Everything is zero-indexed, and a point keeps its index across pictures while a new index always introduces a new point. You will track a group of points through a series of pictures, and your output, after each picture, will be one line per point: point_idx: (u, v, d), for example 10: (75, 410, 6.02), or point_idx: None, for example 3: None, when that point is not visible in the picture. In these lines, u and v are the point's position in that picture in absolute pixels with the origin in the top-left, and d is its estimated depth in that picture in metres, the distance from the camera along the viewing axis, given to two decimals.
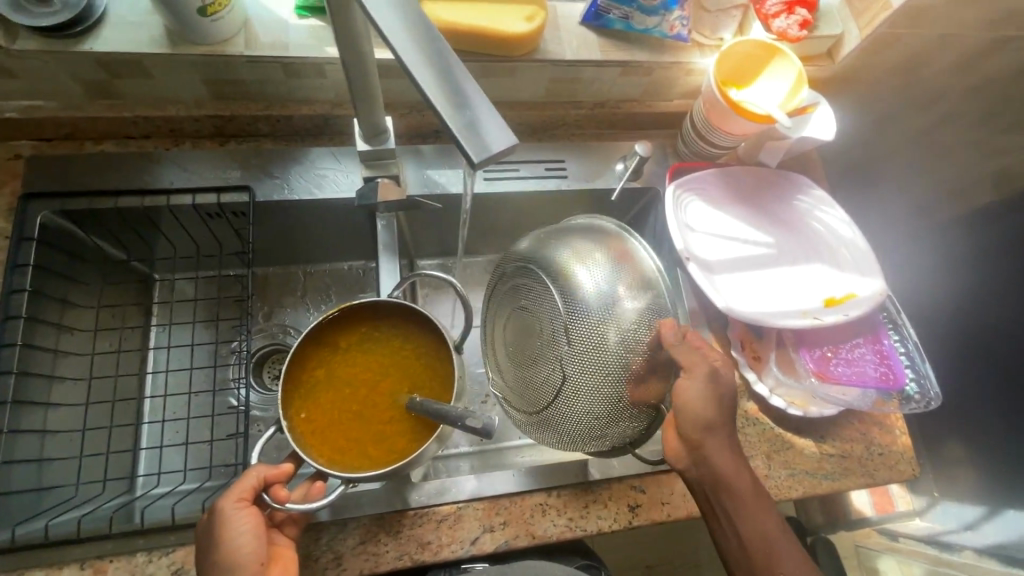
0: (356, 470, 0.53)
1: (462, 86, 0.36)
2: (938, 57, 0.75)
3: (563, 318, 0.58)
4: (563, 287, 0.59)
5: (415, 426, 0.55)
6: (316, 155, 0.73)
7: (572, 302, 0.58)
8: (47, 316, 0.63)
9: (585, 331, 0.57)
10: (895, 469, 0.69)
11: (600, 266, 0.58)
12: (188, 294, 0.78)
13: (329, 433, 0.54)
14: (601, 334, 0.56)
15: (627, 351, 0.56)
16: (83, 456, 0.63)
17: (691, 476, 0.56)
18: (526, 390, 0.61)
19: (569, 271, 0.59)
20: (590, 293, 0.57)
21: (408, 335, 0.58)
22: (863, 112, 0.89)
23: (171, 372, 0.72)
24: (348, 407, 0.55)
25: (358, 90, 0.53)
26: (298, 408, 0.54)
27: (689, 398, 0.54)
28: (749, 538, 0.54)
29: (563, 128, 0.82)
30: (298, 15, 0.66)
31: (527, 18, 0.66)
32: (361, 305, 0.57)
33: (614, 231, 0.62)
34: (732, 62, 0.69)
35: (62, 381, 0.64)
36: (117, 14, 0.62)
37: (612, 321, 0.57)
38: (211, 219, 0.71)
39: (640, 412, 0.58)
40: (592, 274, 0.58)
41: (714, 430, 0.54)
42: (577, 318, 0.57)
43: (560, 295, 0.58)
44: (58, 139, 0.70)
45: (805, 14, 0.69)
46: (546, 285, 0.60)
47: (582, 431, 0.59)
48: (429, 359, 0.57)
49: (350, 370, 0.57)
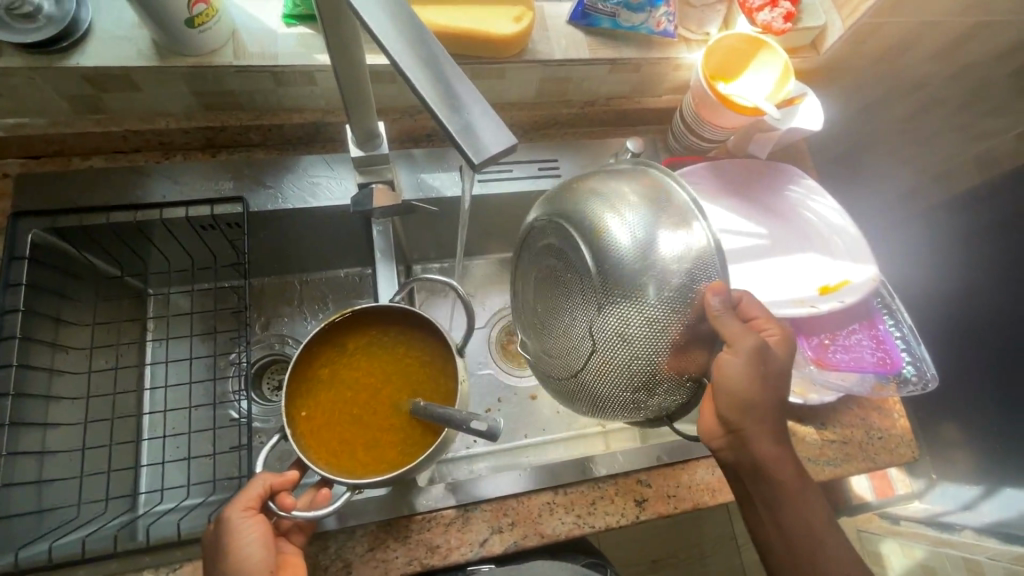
0: (351, 476, 0.52)
1: (455, 89, 0.36)
2: (920, 45, 0.76)
3: (594, 281, 0.53)
4: (594, 244, 0.53)
5: (417, 434, 0.55)
6: (308, 163, 0.72)
7: (603, 262, 0.52)
8: (41, 336, 0.62)
9: (616, 296, 0.51)
10: (895, 453, 0.70)
11: (635, 217, 0.51)
12: (183, 307, 0.78)
13: (326, 435, 0.54)
14: (635, 297, 0.50)
15: (661, 318, 0.49)
16: (83, 476, 0.62)
17: (728, 457, 0.55)
18: (558, 355, 0.58)
19: (601, 224, 0.52)
20: (623, 250, 0.51)
21: (412, 342, 0.58)
22: (849, 101, 0.90)
23: (170, 387, 0.72)
24: (349, 412, 0.55)
25: (350, 97, 0.53)
26: (298, 407, 0.54)
27: (729, 378, 0.51)
28: (784, 519, 0.54)
29: (554, 127, 0.83)
30: (286, 23, 0.65)
31: (516, 18, 0.66)
32: (365, 311, 0.57)
33: (656, 174, 0.54)
34: (717, 55, 0.70)
35: (59, 401, 0.63)
36: (103, 28, 0.61)
37: (646, 283, 0.50)
38: (205, 231, 0.70)
39: (677, 385, 0.52)
40: (627, 227, 0.51)
41: (755, 417, 0.52)
42: (610, 279, 0.51)
43: (591, 254, 0.53)
44: (46, 156, 0.69)
45: (788, 6, 0.70)
46: (577, 243, 0.54)
47: (615, 401, 0.55)
48: (432, 368, 0.57)
49: (352, 374, 0.56)
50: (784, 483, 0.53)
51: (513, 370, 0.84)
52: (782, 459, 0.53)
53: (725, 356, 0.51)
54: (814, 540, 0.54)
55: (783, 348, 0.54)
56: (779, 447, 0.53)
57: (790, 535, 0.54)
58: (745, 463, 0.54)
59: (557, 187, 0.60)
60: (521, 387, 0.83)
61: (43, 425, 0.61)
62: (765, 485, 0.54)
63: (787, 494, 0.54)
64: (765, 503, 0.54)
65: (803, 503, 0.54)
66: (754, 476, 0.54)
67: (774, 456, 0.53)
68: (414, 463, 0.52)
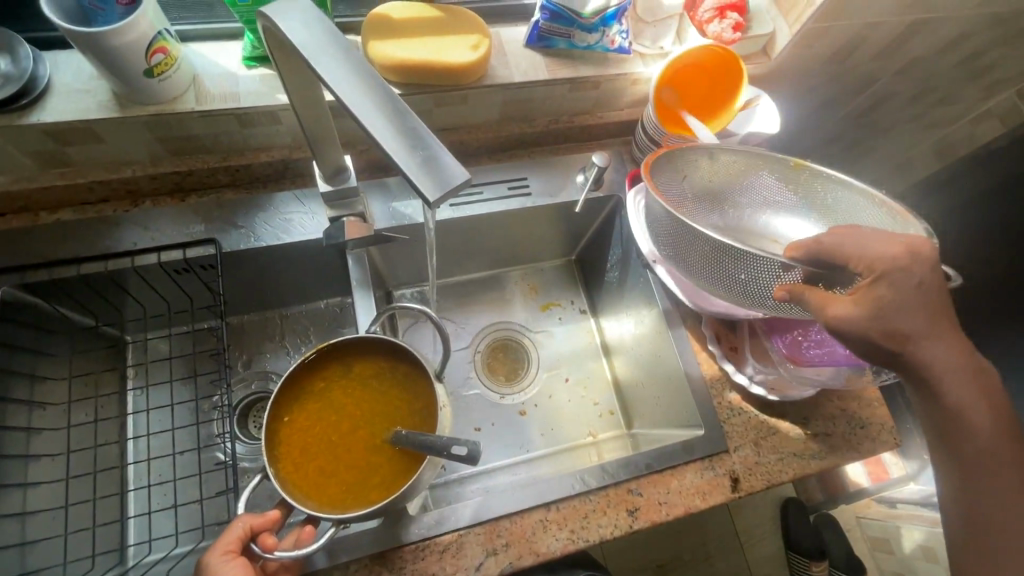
0: (299, 498, 0.51)
1: (409, 125, 0.38)
2: (866, 47, 0.79)
3: (713, 289, 0.63)
4: (686, 266, 0.65)
5: (378, 484, 0.53)
6: (281, 200, 0.74)
7: (704, 279, 0.63)
8: (16, 395, 0.61)
9: (708, 273, 0.62)
10: (879, 440, 0.71)
11: (689, 247, 0.62)
12: (162, 351, 0.77)
13: (297, 447, 0.53)
14: (748, 296, 0.59)
15: (746, 281, 0.57)
16: (68, 533, 0.61)
17: (933, 424, 0.50)
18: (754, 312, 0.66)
19: (679, 248, 0.64)
20: (706, 272, 0.62)
21: (404, 378, 0.57)
22: (806, 103, 0.93)
23: (152, 436, 0.71)
24: (329, 434, 0.55)
25: (314, 135, 0.54)
26: (281, 411, 0.54)
27: (849, 329, 0.46)
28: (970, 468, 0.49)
29: (521, 147, 0.85)
30: (246, 65, 0.67)
31: (473, 47, 0.67)
32: (345, 343, 0.57)
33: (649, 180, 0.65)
34: (693, 83, 0.75)
35: (39, 460, 0.62)
36: (64, 84, 0.62)
37: (745, 290, 0.58)
38: (179, 275, 0.70)
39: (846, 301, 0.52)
40: (692, 249, 0.62)
41: (924, 352, 0.46)
42: (719, 289, 0.62)
43: (688, 272, 0.65)
44: (11, 212, 0.68)
45: (737, 17, 0.72)
46: (677, 262, 0.66)
47: None
48: (418, 415, 0.56)
49: (343, 398, 0.56)
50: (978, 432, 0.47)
51: (500, 389, 0.85)
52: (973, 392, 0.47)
53: (836, 299, 0.47)
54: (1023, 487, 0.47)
55: (909, 277, 0.46)
56: (963, 378, 0.47)
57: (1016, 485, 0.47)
58: (952, 423, 0.48)
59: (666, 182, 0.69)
60: (510, 404, 0.84)
61: (23, 485, 0.59)
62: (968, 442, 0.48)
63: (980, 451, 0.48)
64: (953, 449, 0.49)
65: (999, 436, 0.47)
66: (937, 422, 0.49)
67: (955, 385, 0.47)
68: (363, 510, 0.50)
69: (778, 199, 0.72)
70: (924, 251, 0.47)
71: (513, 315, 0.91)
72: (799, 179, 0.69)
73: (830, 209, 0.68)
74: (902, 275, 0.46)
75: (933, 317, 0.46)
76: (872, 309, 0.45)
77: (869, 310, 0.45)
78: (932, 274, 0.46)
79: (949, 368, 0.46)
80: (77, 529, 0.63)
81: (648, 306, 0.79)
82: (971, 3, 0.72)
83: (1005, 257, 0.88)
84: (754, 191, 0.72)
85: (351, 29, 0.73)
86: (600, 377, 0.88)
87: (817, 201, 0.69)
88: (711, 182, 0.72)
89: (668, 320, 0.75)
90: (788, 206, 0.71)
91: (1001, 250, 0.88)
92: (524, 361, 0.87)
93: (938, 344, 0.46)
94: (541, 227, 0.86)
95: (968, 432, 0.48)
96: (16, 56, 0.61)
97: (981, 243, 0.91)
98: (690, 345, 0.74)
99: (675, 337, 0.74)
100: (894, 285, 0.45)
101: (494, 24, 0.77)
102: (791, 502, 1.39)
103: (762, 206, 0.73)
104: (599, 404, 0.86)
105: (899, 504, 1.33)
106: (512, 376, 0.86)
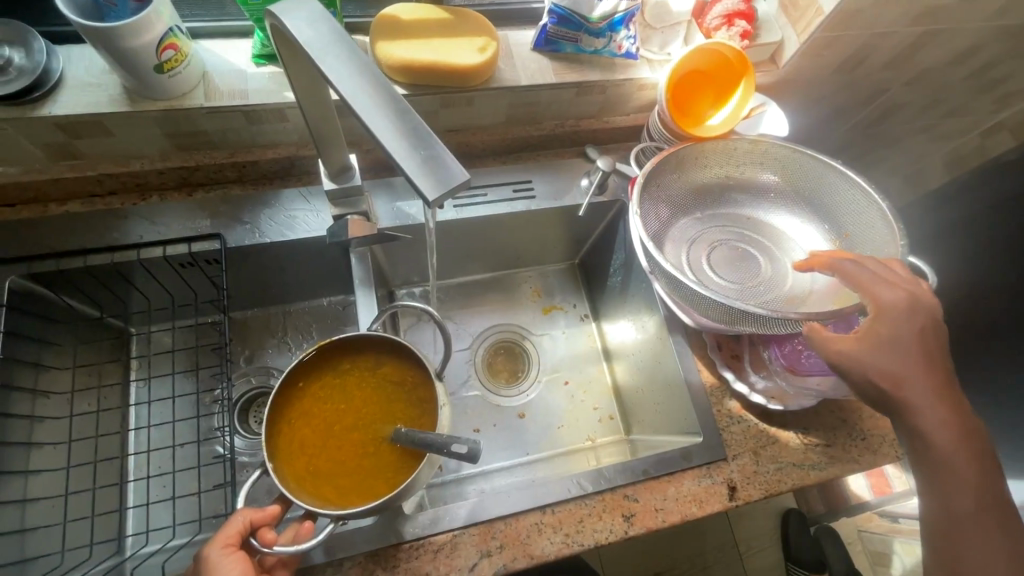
0: (293, 489, 0.50)
1: (411, 124, 0.38)
2: (875, 57, 0.78)
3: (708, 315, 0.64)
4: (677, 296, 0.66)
5: (350, 488, 0.52)
6: (286, 197, 0.74)
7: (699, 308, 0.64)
8: (21, 383, 0.62)
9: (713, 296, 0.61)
10: (878, 453, 0.70)
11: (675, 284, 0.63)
12: (166, 344, 0.78)
13: (302, 413, 0.54)
14: (746, 319, 0.60)
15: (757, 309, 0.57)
16: (67, 522, 0.62)
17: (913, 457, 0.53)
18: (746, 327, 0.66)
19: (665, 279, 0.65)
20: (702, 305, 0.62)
21: (411, 385, 0.57)
22: (813, 112, 0.93)
23: (153, 428, 0.71)
24: (331, 417, 0.55)
25: (321, 134, 0.55)
26: (297, 377, 0.55)
27: (853, 360, 0.52)
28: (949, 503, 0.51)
29: (527, 150, 0.85)
30: (256, 63, 0.68)
31: (480, 49, 0.68)
32: (363, 336, 0.57)
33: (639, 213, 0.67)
34: (696, 95, 0.75)
35: (41, 448, 0.62)
36: (77, 78, 0.63)
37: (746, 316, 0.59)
38: (184, 268, 0.71)
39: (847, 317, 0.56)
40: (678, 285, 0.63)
41: (911, 389, 0.51)
42: (718, 316, 0.63)
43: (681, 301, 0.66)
44: (21, 203, 0.69)
45: (744, 25, 0.73)
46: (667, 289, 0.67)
47: None
48: (421, 421, 0.56)
49: (354, 387, 0.56)
50: (957, 470, 0.50)
51: (500, 389, 0.85)
52: (955, 437, 0.51)
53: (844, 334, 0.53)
54: (990, 532, 0.50)
55: (911, 322, 0.51)
56: (947, 420, 0.51)
57: (992, 538, 0.49)
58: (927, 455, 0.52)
59: (656, 196, 0.70)
60: (509, 405, 0.84)
61: (24, 473, 0.59)
62: (939, 476, 0.51)
63: (964, 489, 0.50)
64: (938, 490, 0.51)
65: (978, 484, 0.50)
66: (922, 461, 0.52)
67: (937, 425, 0.51)
68: (347, 508, 0.50)
69: (767, 213, 0.74)
70: (925, 298, 0.53)
71: (515, 317, 0.91)
72: (795, 187, 0.72)
73: (821, 207, 0.70)
74: (907, 322, 0.51)
75: (921, 359, 0.51)
76: (875, 347, 0.51)
77: (876, 349, 0.51)
78: (928, 322, 0.52)
79: (932, 409, 0.51)
80: (76, 518, 0.63)
81: (649, 311, 0.79)
82: (981, 15, 0.71)
83: (1011, 269, 0.87)
84: (753, 200, 0.75)
85: (360, 29, 0.74)
86: (600, 381, 0.88)
87: (813, 202, 0.71)
88: (710, 183, 0.74)
89: (669, 326, 0.75)
90: (784, 209, 0.73)
91: (1008, 262, 0.88)
92: (524, 364, 0.88)
93: (922, 388, 0.51)
94: (545, 230, 0.86)
95: (950, 472, 0.51)
96: (30, 49, 0.62)
97: (988, 255, 0.90)
98: (691, 354, 0.74)
99: (676, 344, 0.74)
100: (896, 325, 0.51)
101: (502, 27, 0.77)
102: (793, 512, 1.39)
103: (761, 212, 0.75)
104: (599, 408, 0.86)
105: (902, 518, 1.30)
106: (513, 378, 0.87)
